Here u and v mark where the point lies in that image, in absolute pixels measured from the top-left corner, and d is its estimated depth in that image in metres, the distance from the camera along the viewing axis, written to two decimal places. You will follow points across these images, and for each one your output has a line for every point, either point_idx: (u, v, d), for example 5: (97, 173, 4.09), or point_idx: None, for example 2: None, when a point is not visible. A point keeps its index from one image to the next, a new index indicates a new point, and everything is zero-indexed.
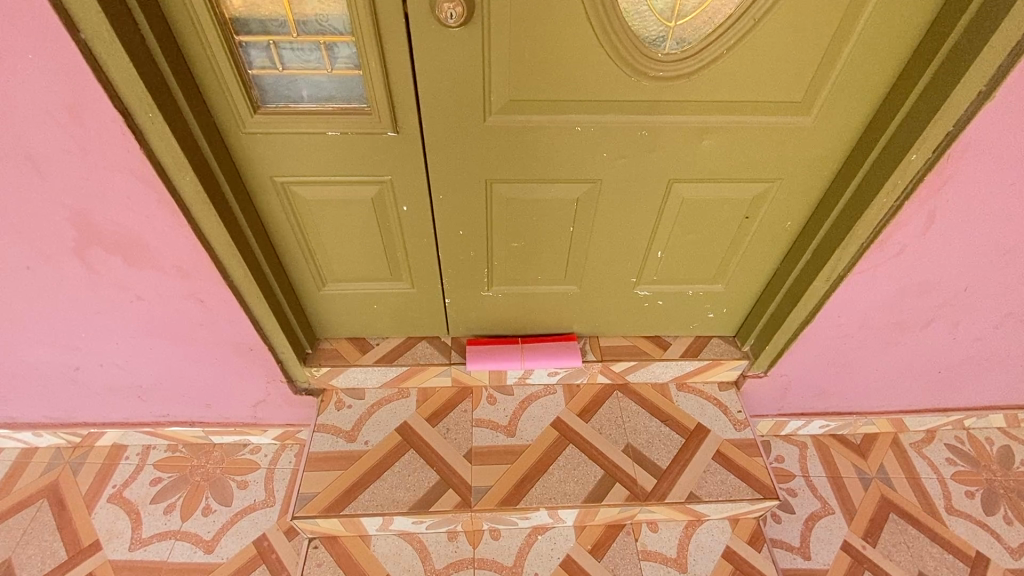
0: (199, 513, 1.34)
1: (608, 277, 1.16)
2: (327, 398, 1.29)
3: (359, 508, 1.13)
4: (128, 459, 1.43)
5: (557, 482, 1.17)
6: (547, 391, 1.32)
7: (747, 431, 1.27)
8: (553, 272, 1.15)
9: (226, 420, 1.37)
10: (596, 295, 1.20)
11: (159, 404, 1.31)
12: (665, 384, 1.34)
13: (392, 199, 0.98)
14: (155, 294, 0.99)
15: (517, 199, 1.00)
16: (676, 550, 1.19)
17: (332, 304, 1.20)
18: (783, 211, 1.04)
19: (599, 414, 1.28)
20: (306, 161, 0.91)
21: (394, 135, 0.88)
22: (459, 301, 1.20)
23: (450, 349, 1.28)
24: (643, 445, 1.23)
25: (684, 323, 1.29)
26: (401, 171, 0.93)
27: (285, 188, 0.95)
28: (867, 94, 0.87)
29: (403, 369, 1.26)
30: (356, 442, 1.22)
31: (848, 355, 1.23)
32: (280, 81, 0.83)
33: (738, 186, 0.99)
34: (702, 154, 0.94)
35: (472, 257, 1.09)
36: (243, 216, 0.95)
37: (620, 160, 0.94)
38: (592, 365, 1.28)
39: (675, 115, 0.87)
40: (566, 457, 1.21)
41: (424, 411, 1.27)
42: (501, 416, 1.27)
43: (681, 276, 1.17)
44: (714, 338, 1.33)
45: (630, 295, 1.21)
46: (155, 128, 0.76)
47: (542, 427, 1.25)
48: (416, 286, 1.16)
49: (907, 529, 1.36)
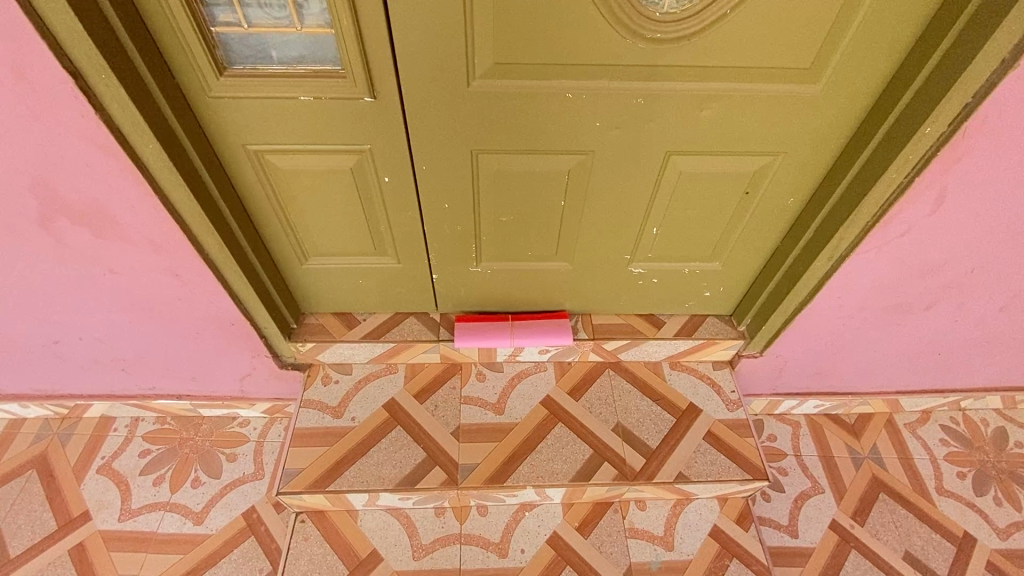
0: (188, 485, 1.35)
1: (601, 254, 1.12)
2: (313, 372, 1.27)
3: (344, 485, 1.12)
4: (116, 431, 1.43)
5: (545, 461, 1.16)
6: (536, 369, 1.30)
7: (738, 411, 1.25)
8: (542, 249, 1.10)
9: (213, 393, 1.37)
10: (587, 271, 1.16)
11: (143, 377, 1.30)
12: (658, 363, 1.32)
13: (372, 170, 0.93)
14: (128, 267, 0.95)
15: (506, 171, 0.94)
16: (663, 528, 1.19)
17: (314, 278, 1.16)
18: (786, 188, 0.99)
19: (590, 393, 1.26)
20: (277, 128, 0.86)
21: (372, 101, 0.82)
22: (447, 277, 1.16)
23: (438, 326, 1.25)
24: (633, 426, 1.21)
25: (679, 302, 1.26)
26: (381, 140, 0.88)
27: (258, 157, 0.90)
28: (882, 60, 0.80)
29: (390, 345, 1.23)
30: (342, 419, 1.20)
31: (846, 337, 1.21)
32: (247, 40, 0.77)
33: (740, 161, 0.94)
34: (700, 127, 0.87)
35: (459, 232, 1.05)
36: (214, 187, 0.91)
37: (614, 131, 0.88)
38: (584, 343, 1.25)
39: (674, 82, 0.81)
40: (554, 436, 1.19)
41: (412, 387, 1.25)
42: (490, 394, 1.25)
43: (676, 254, 1.13)
44: (709, 318, 1.30)
45: (623, 273, 1.17)
46: (110, 90, 0.70)
47: (531, 406, 1.23)
48: (401, 261, 1.12)
49: (896, 510, 1.39)
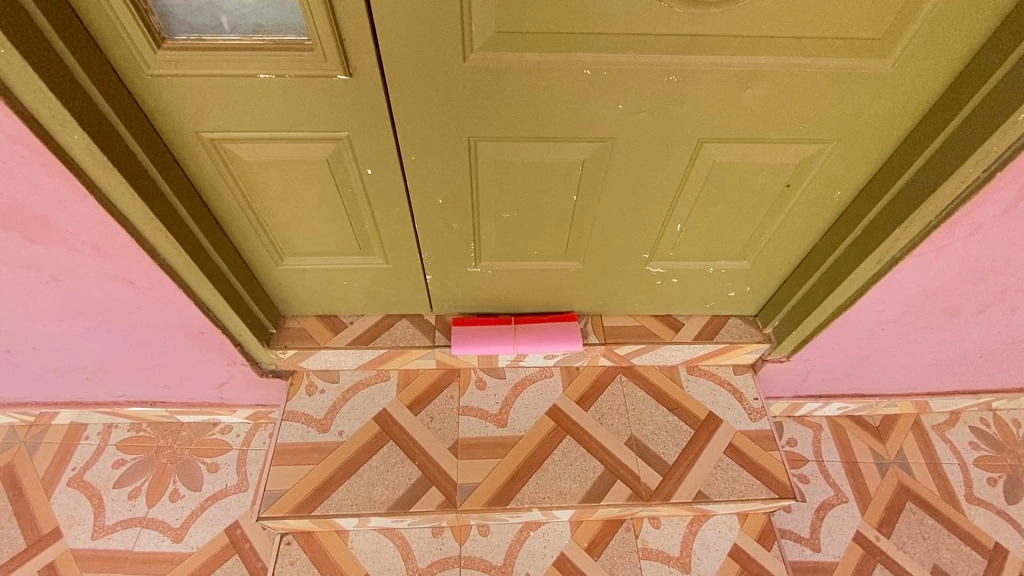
0: (166, 499, 1.26)
1: (617, 254, 0.99)
2: (297, 381, 1.16)
3: (332, 509, 1.01)
4: (87, 440, 1.33)
5: (552, 479, 1.06)
6: (542, 374, 1.19)
7: (762, 421, 1.15)
8: (550, 247, 0.97)
9: (190, 400, 1.26)
10: (600, 271, 1.04)
11: (110, 385, 1.18)
12: (674, 367, 1.21)
13: (352, 161, 0.79)
14: (73, 274, 0.83)
15: (509, 162, 0.80)
16: (679, 548, 1.10)
17: (293, 280, 1.03)
18: (834, 179, 0.85)
19: (600, 402, 1.15)
20: (236, 112, 0.71)
21: (346, 80, 0.68)
22: (442, 278, 1.03)
23: (433, 330, 1.13)
24: (648, 439, 1.11)
25: (699, 303, 1.14)
26: (360, 125, 0.74)
27: (216, 147, 0.76)
28: (973, 28, 0.65)
29: (380, 352, 1.11)
30: (328, 433, 1.09)
31: (883, 341, 1.09)
32: (188, 3, 0.62)
33: (784, 150, 0.80)
34: (742, 110, 0.73)
35: (455, 230, 0.92)
36: (164, 181, 0.77)
37: (638, 115, 0.73)
38: (594, 349, 1.13)
39: (714, 56, 0.66)
40: (562, 451, 1.09)
41: (405, 397, 1.14)
42: (491, 403, 1.14)
43: (701, 252, 1.00)
44: (731, 319, 1.18)
45: (640, 273, 1.04)
46: (13, 70, 0.56)
47: (536, 417, 1.13)
48: (390, 261, 0.99)
49: (924, 519, 1.30)
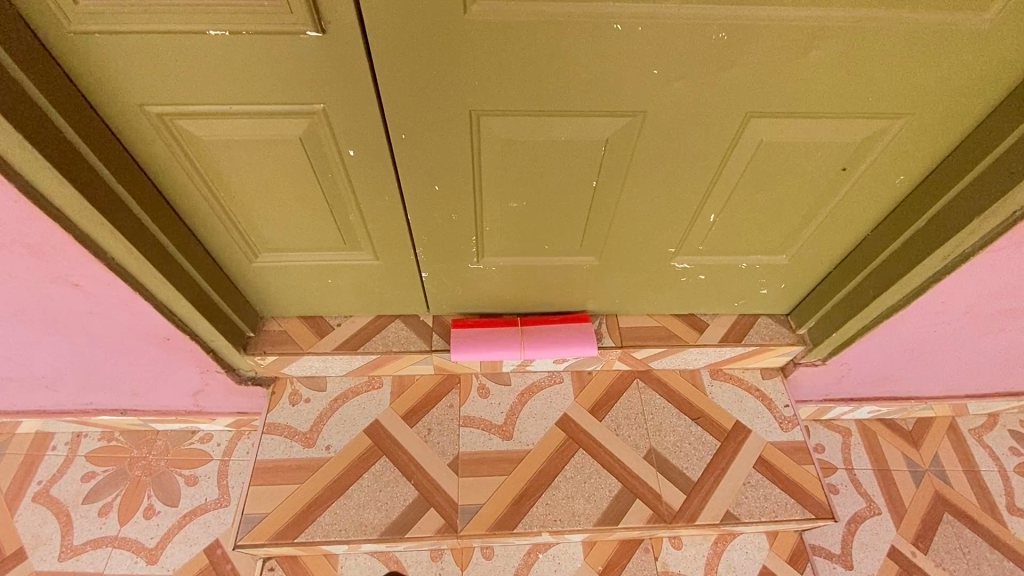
0: (139, 516, 1.15)
1: (638, 248, 0.87)
2: (279, 389, 1.05)
3: (318, 536, 0.91)
4: (54, 450, 1.22)
5: (564, 500, 0.94)
6: (550, 380, 1.07)
7: (794, 431, 1.04)
8: (562, 241, 0.85)
9: (164, 409, 1.15)
10: (618, 268, 0.92)
11: (73, 394, 1.07)
12: (696, 371, 1.10)
13: (330, 141, 0.66)
14: (6, 276, 0.71)
15: (518, 142, 0.68)
16: (703, 572, 1.00)
17: (270, 278, 0.91)
18: (897, 161, 0.73)
19: (615, 411, 1.04)
20: (184, 80, 0.58)
21: (318, 38, 0.54)
22: (440, 276, 0.91)
23: (430, 332, 1.01)
24: (669, 453, 1.00)
25: (727, 301, 1.02)
26: (338, 97, 0.61)
27: (165, 124, 0.63)
28: None
29: (370, 358, 1.00)
30: (314, 449, 0.98)
31: (933, 344, 0.98)
32: None
33: (844, 127, 0.67)
34: (801, 77, 0.60)
35: (454, 222, 0.79)
36: (104, 165, 0.64)
37: (676, 84, 0.60)
38: (610, 353, 1.02)
39: (776, 6, 0.53)
40: (574, 466, 0.98)
41: (400, 406, 1.02)
42: (495, 413, 1.03)
43: (735, 246, 0.88)
44: (761, 318, 1.06)
45: (663, 270, 0.92)
46: None
47: (545, 428, 1.01)
48: (379, 258, 0.87)
49: (962, 533, 1.20)
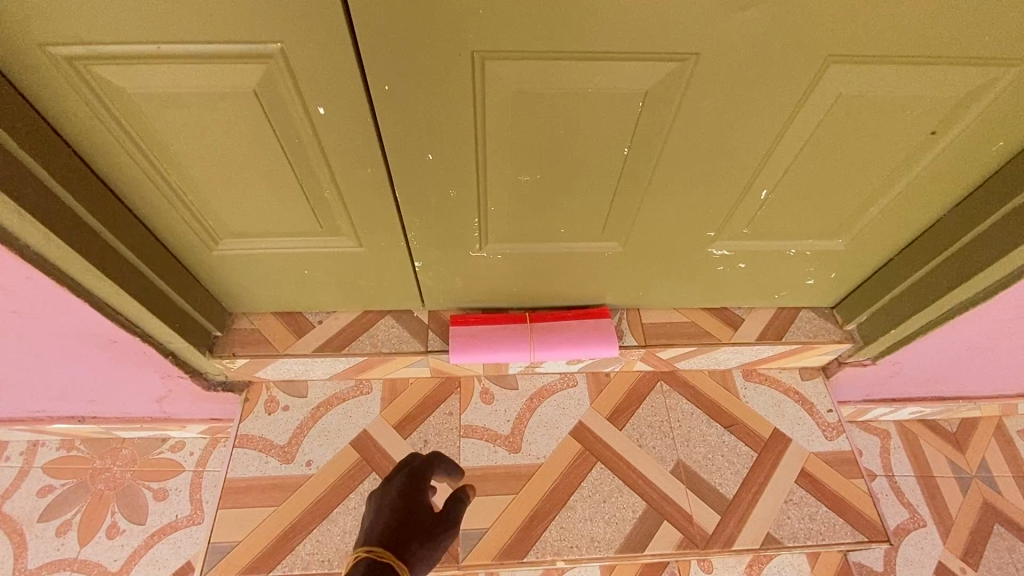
0: (101, 536, 1.02)
1: (670, 232, 0.73)
2: (254, 395, 0.92)
3: (297, 568, 0.78)
4: (7, 462, 1.09)
5: (581, 523, 0.82)
6: (563, 383, 0.95)
7: (841, 440, 0.92)
8: (582, 223, 0.71)
9: (127, 416, 1.03)
10: (645, 255, 0.78)
11: (20, 401, 0.94)
12: (727, 372, 0.97)
13: (293, 96, 0.52)
14: None
15: (533, 98, 0.53)
16: None
17: (236, 268, 0.77)
18: (1001, 121, 0.59)
19: (637, 418, 0.91)
20: (91, 10, 0.44)
21: None
22: (436, 266, 0.77)
23: (425, 330, 0.88)
24: (700, 466, 0.88)
25: (766, 293, 0.89)
26: (299, 34, 0.46)
27: (77, 72, 0.49)
28: None
29: (357, 360, 0.86)
30: (292, 465, 0.86)
31: (1004, 341, 0.85)
32: None
33: (946, 76, 0.53)
34: (905, 6, 0.46)
35: (452, 200, 0.65)
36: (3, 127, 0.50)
37: (741, 15, 0.46)
38: (632, 353, 0.89)
39: None
40: (592, 483, 0.85)
41: (391, 415, 0.90)
42: (500, 422, 0.90)
43: (785, 229, 0.74)
44: (803, 312, 0.93)
45: (698, 258, 0.79)
46: None
47: (557, 439, 0.89)
48: (363, 245, 0.73)
49: (1016, 546, 1.09)
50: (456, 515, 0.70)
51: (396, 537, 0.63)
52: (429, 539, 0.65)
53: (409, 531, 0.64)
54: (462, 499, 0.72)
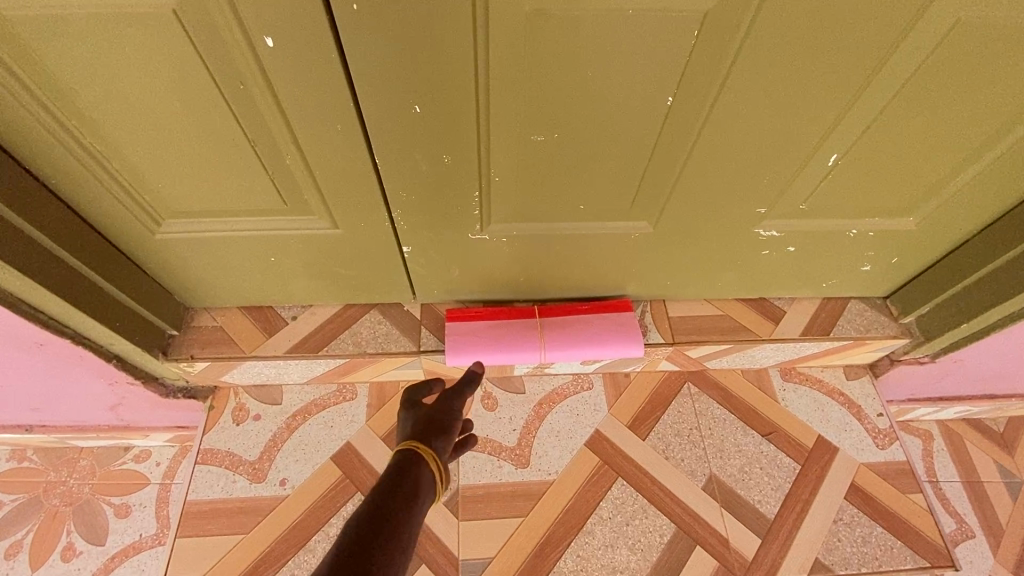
0: (55, 558, 0.86)
1: (711, 208, 0.60)
2: (220, 403, 0.79)
3: None
4: None
5: (601, 551, 0.70)
6: (576, 386, 0.83)
7: (895, 449, 0.80)
8: (604, 198, 0.58)
9: (80, 425, 0.90)
10: (678, 238, 0.65)
11: None
12: (762, 371, 0.85)
13: (231, 21, 0.39)
14: None
15: (552, 24, 0.40)
16: None
17: (187, 257, 0.64)
18: None
19: (662, 426, 0.79)
20: None
21: None
22: (428, 251, 0.65)
23: (417, 327, 0.75)
24: (736, 482, 0.76)
25: (814, 282, 0.76)
26: None
27: None
28: None
29: (338, 362, 0.74)
30: (263, 484, 0.74)
31: None
32: None
33: None
34: None
35: (446, 168, 0.53)
36: None
37: None
38: (657, 351, 0.77)
39: None
40: (612, 503, 0.73)
41: (379, 425, 0.77)
42: (505, 432, 0.78)
43: (849, 203, 0.61)
44: (853, 303, 0.81)
45: (740, 240, 0.66)
46: None
47: (571, 451, 0.77)
48: (339, 226, 0.60)
49: None
50: (467, 389, 0.63)
51: (416, 430, 0.56)
52: (446, 419, 0.58)
53: (425, 423, 0.57)
54: (474, 377, 0.64)
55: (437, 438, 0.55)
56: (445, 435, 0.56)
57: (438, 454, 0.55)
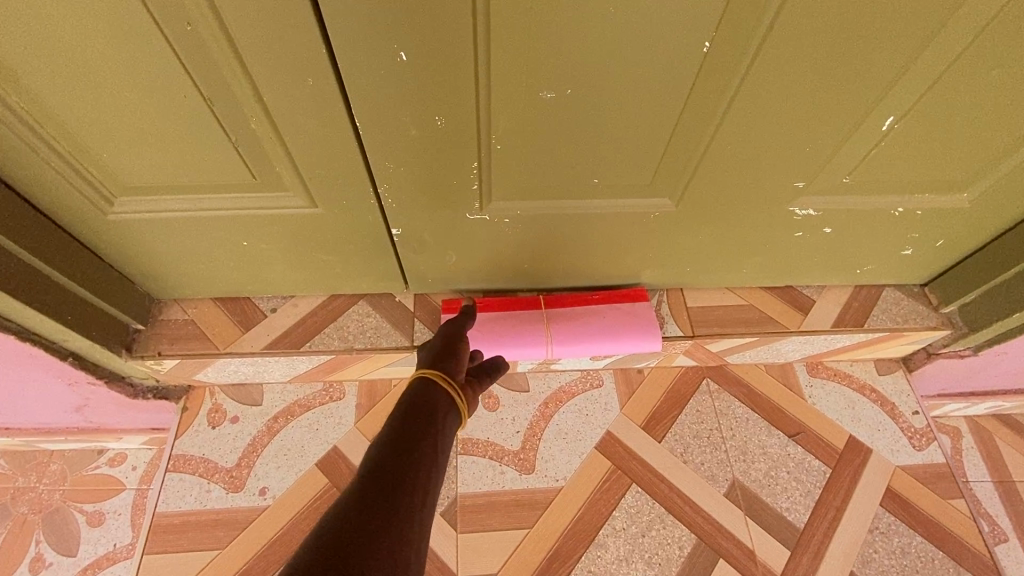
0: (23, 571, 0.75)
1: (743, 181, 0.53)
2: (194, 404, 0.72)
3: None
4: None
5: (614, 565, 0.64)
6: (584, 383, 0.76)
7: (933, 450, 0.73)
8: (621, 170, 0.51)
9: (43, 427, 0.81)
10: (703, 217, 0.58)
11: None
12: (787, 366, 0.78)
13: None
14: None
15: None
16: None
17: (149, 241, 0.57)
18: None
19: (680, 426, 0.72)
20: None
21: None
22: (421, 234, 0.57)
23: (409, 320, 0.68)
24: (761, 488, 0.69)
25: (847, 268, 0.69)
26: None
27: None
28: None
29: (323, 358, 0.67)
30: (241, 494, 0.67)
31: None
32: None
33: None
34: None
35: (438, 134, 0.45)
36: None
37: None
38: (675, 345, 0.70)
39: None
40: (625, 512, 0.67)
41: (369, 428, 0.70)
42: (507, 434, 0.71)
43: (898, 176, 0.54)
44: (887, 291, 0.74)
45: (772, 220, 0.59)
46: None
47: (580, 454, 0.70)
48: (318, 204, 0.53)
49: None
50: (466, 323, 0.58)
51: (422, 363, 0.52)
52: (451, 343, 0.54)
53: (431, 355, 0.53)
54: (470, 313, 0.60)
55: (446, 361, 0.51)
56: (454, 357, 0.52)
57: (452, 375, 0.50)
